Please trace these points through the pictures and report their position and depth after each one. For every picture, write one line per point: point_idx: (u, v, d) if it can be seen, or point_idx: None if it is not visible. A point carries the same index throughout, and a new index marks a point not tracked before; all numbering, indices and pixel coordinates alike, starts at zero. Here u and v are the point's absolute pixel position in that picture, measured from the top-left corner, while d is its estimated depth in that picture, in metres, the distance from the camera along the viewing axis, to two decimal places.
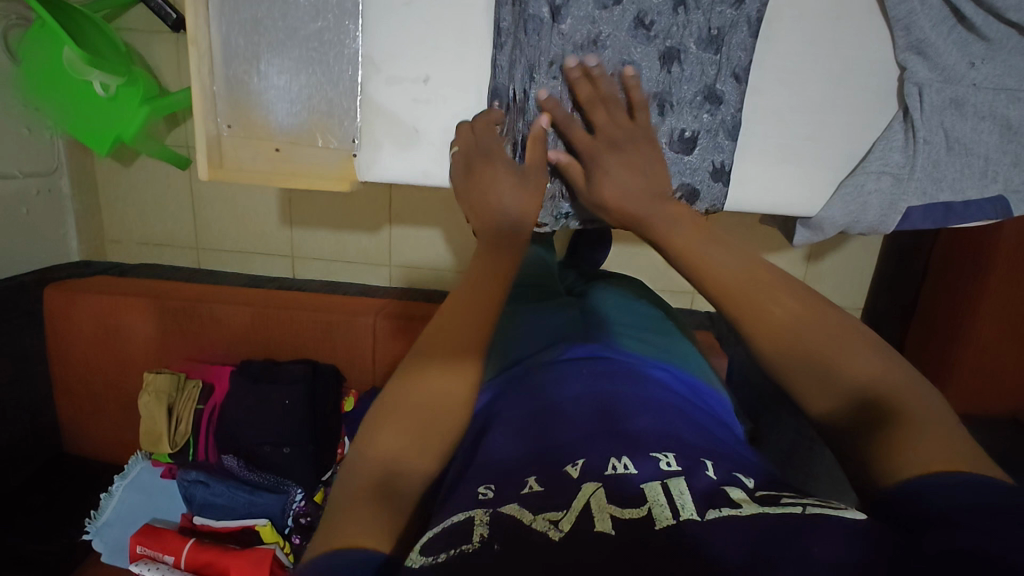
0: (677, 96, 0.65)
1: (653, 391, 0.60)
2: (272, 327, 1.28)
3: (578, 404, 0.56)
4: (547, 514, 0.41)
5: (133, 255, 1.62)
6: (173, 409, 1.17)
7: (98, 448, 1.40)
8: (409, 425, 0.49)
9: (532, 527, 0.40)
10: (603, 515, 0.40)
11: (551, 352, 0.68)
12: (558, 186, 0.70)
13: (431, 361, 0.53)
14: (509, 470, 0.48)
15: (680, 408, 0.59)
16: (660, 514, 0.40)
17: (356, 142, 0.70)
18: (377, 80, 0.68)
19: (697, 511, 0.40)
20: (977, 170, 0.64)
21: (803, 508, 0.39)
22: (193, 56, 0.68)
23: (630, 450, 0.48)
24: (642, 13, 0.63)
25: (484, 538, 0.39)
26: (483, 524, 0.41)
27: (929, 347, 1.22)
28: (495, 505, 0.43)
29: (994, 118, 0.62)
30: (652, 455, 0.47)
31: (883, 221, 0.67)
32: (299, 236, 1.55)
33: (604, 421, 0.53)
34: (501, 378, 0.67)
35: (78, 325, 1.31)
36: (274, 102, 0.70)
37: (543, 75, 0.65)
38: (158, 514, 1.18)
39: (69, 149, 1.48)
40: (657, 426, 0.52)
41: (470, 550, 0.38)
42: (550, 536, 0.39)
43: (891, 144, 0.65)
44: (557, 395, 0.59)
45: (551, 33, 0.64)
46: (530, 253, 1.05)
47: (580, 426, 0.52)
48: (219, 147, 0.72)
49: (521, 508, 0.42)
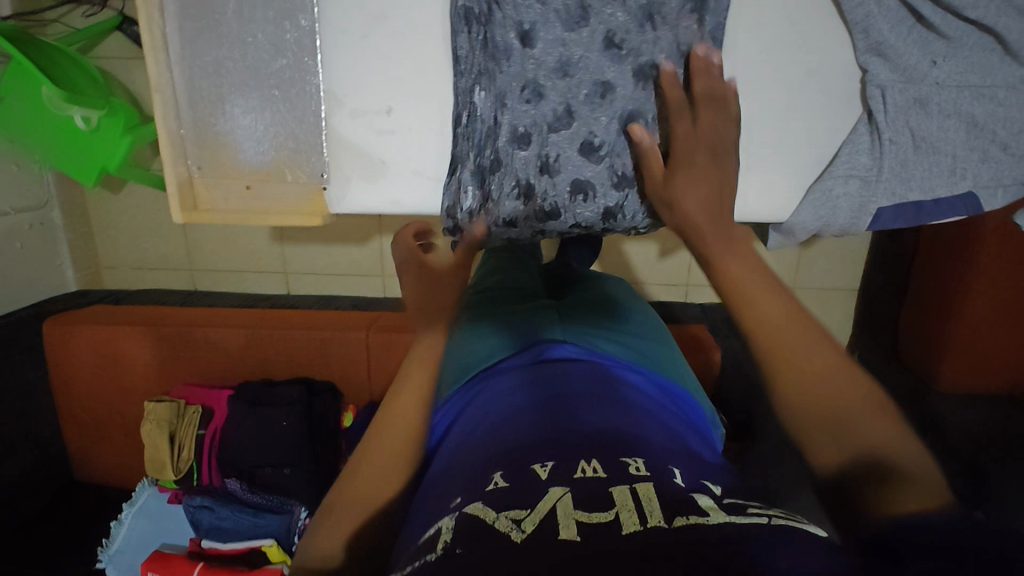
0: (652, 114, 0.65)
1: (629, 398, 0.62)
2: (265, 348, 1.30)
3: (565, 403, 0.58)
4: (510, 513, 0.43)
5: (128, 281, 1.64)
6: (175, 437, 1.18)
7: (105, 477, 1.41)
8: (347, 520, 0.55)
9: (494, 526, 0.42)
10: (568, 522, 0.41)
11: (529, 352, 0.71)
12: (532, 209, 0.70)
13: (370, 455, 0.59)
14: (476, 477, 0.50)
15: (656, 415, 0.61)
16: (628, 520, 0.41)
17: (326, 176, 0.71)
18: (340, 114, 0.69)
19: (665, 518, 0.41)
20: (945, 168, 0.64)
21: (768, 518, 0.41)
22: (157, 104, 0.69)
23: (600, 453, 0.50)
24: (611, 31, 0.63)
25: (445, 546, 0.41)
26: (449, 529, 0.43)
27: (927, 327, 1.23)
28: (461, 507, 0.46)
29: (959, 115, 0.62)
30: (622, 460, 0.49)
31: (854, 223, 0.67)
32: (291, 252, 1.57)
33: (578, 423, 0.55)
34: (479, 385, 0.69)
35: (78, 356, 1.32)
36: (241, 141, 0.70)
37: (515, 100, 0.66)
38: (166, 539, 1.20)
39: (58, 182, 1.49)
40: (630, 432, 0.54)
41: (432, 558, 0.41)
42: (512, 537, 0.41)
43: (857, 148, 0.65)
44: (533, 398, 0.61)
45: (522, 58, 0.64)
46: (507, 258, 1.05)
47: (553, 427, 0.54)
48: (192, 190, 0.73)
49: (487, 506, 0.44)
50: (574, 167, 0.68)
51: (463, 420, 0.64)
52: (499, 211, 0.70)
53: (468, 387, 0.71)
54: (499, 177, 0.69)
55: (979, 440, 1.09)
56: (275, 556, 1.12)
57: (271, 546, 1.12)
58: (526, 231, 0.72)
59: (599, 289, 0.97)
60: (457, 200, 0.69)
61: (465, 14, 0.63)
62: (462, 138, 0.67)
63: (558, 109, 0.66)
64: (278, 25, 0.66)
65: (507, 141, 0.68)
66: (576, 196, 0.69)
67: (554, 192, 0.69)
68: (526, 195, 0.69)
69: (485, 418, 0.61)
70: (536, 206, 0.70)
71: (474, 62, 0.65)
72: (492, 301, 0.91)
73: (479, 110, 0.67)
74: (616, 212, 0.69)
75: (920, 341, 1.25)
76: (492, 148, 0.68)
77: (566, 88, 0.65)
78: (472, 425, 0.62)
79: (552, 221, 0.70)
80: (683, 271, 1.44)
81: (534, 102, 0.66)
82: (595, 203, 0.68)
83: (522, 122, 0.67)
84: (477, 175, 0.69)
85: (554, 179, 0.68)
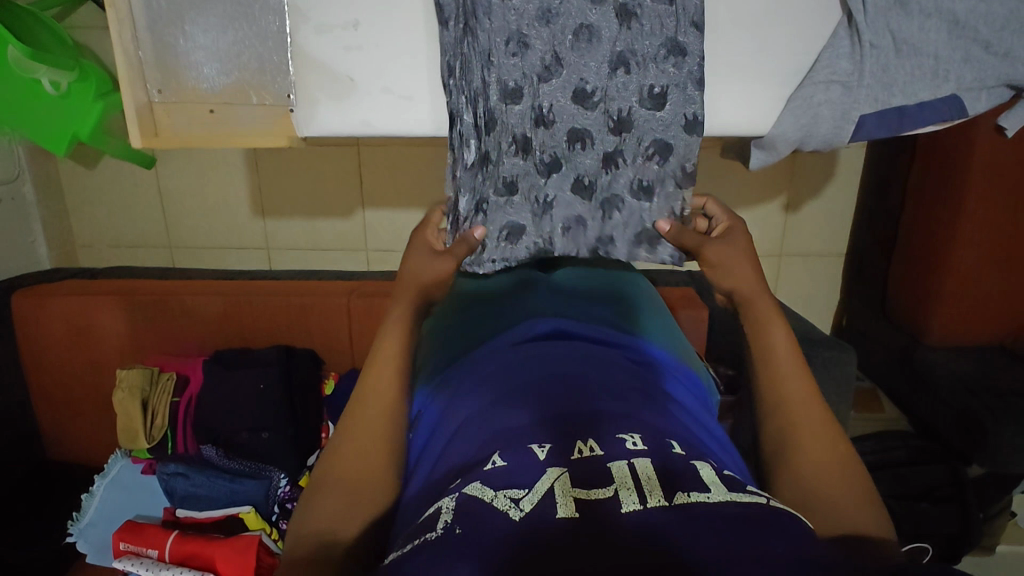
0: (640, 53, 0.67)
1: (622, 372, 0.59)
2: (244, 316, 1.27)
3: (547, 379, 0.56)
4: (509, 492, 0.40)
5: (105, 260, 1.60)
6: (148, 404, 1.15)
7: (78, 454, 1.37)
8: (338, 503, 0.54)
9: (492, 504, 0.39)
10: (566, 499, 0.40)
11: (511, 334, 0.70)
12: (531, 163, 0.72)
13: (346, 438, 0.57)
14: (470, 462, 0.47)
15: (643, 384, 0.58)
16: (627, 497, 0.39)
17: (293, 98, 0.69)
18: (305, 30, 0.66)
19: (665, 496, 0.40)
20: (929, 70, 0.62)
21: (767, 499, 0.41)
22: (112, 19, 0.67)
23: (597, 431, 0.47)
24: None
25: (446, 526, 0.39)
26: (449, 511, 0.40)
27: (913, 278, 1.21)
28: (460, 488, 0.42)
29: (940, 14, 0.61)
30: (619, 435, 0.46)
31: (837, 134, 0.65)
32: (274, 226, 1.53)
33: (566, 399, 0.52)
34: (447, 387, 0.64)
35: (49, 329, 1.28)
36: (200, 62, 0.69)
37: (501, 56, 0.67)
38: (141, 510, 1.15)
39: (31, 155, 1.45)
40: (617, 407, 0.50)
41: (433, 538, 0.38)
42: (510, 516, 0.39)
43: (837, 52, 0.63)
44: (512, 381, 0.57)
45: (503, 11, 0.66)
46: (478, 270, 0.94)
47: (542, 408, 0.51)
48: (152, 115, 0.71)
49: (484, 485, 0.41)
50: (570, 117, 0.70)
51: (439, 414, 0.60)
52: (500, 170, 0.72)
53: (428, 392, 0.66)
54: (496, 135, 0.70)
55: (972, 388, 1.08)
56: (252, 522, 1.08)
57: (248, 513, 1.08)
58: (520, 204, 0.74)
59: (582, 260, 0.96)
60: (459, 154, 0.68)
61: None
62: (455, 89, 0.66)
63: (546, 58, 0.68)
64: None
65: (499, 97, 0.69)
66: (575, 145, 0.72)
67: (552, 142, 0.71)
68: (524, 149, 0.71)
69: (471, 393, 0.58)
70: (536, 158, 0.72)
71: (460, 13, 0.64)
72: (467, 279, 0.89)
73: (468, 63, 0.67)
74: (608, 243, 0.75)
75: (908, 295, 1.23)
76: (483, 108, 0.68)
77: (550, 35, 0.67)
78: (446, 418, 0.57)
79: (554, 173, 0.73)
80: None
81: (519, 54, 0.67)
82: (594, 152, 0.72)
83: (512, 77, 0.68)
84: (477, 129, 0.68)
85: (551, 131, 0.71)
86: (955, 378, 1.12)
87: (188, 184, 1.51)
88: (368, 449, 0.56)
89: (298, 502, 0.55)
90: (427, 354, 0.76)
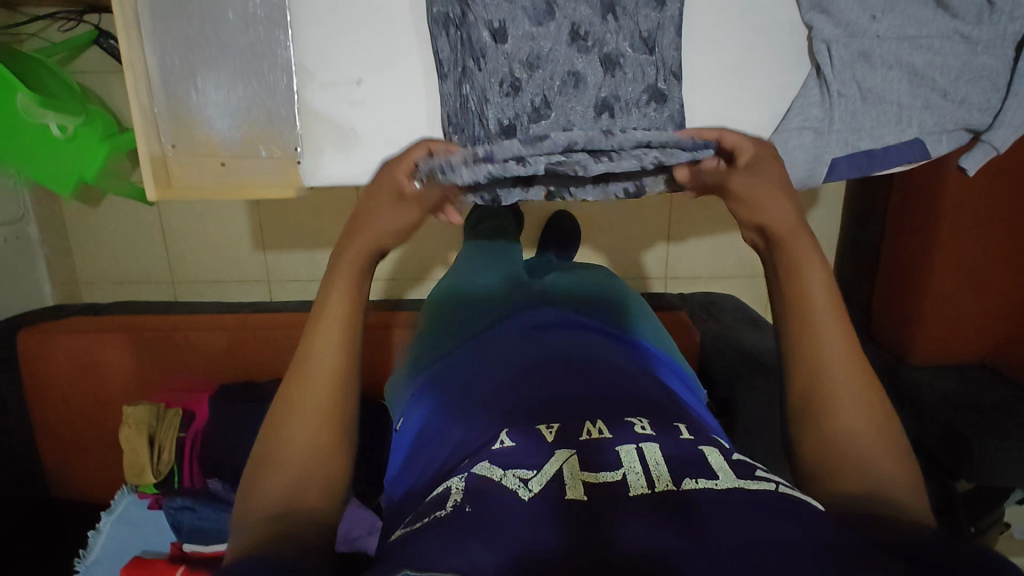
0: (624, 98, 0.72)
1: (612, 361, 0.65)
2: (248, 349, 1.30)
3: (553, 369, 0.63)
4: (517, 472, 0.44)
5: (108, 295, 1.63)
6: (155, 440, 1.17)
7: (84, 490, 1.38)
8: (288, 470, 0.48)
9: (500, 482, 0.43)
10: (574, 483, 0.43)
11: (519, 322, 0.76)
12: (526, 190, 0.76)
13: (294, 392, 0.50)
14: (480, 441, 0.52)
15: (637, 370, 0.66)
16: (635, 483, 0.43)
17: (299, 151, 0.76)
18: (312, 86, 0.73)
19: (673, 481, 0.43)
20: (893, 116, 0.69)
21: (778, 486, 0.43)
22: (130, 80, 0.71)
23: (604, 416, 0.53)
24: (576, 24, 0.70)
25: (455, 504, 0.41)
26: (460, 490, 0.43)
27: (894, 305, 1.27)
28: (469, 467, 0.46)
29: (901, 66, 0.68)
30: (627, 420, 0.52)
31: (811, 175, 0.71)
32: (274, 259, 1.57)
33: (570, 390, 0.58)
34: (441, 389, 0.67)
35: (55, 367, 1.30)
36: (213, 118, 0.74)
37: (495, 96, 0.72)
38: (148, 545, 1.16)
39: (35, 196, 1.47)
40: (616, 398, 0.57)
41: (443, 516, 0.40)
42: (520, 495, 0.42)
43: (808, 101, 0.71)
44: (522, 371, 0.64)
45: (496, 55, 0.71)
46: (453, 270, 1.01)
47: (544, 395, 0.58)
48: (166, 168, 0.76)
49: (492, 465, 0.45)
50: None
51: (441, 407, 0.63)
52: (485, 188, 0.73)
53: (430, 386, 0.70)
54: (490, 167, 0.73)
55: (955, 405, 1.11)
56: None
57: None
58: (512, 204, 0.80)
59: (573, 268, 1.03)
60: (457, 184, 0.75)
61: (444, 20, 0.70)
62: (456, 133, 0.74)
63: (536, 101, 0.72)
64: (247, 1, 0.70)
65: (495, 133, 0.73)
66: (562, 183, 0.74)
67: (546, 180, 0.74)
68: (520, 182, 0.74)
69: (486, 377, 0.65)
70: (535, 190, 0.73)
71: (456, 61, 0.72)
72: (458, 289, 0.93)
73: (467, 103, 0.73)
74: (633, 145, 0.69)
75: (892, 315, 1.28)
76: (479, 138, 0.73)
77: (542, 83, 0.71)
78: (440, 412, 0.63)
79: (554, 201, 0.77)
80: (662, 265, 1.52)
81: (512, 96, 0.72)
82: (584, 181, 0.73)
83: (506, 115, 0.72)
84: None
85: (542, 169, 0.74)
86: (939, 397, 1.14)
87: (191, 220, 1.55)
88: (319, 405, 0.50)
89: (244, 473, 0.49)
90: (421, 360, 0.80)
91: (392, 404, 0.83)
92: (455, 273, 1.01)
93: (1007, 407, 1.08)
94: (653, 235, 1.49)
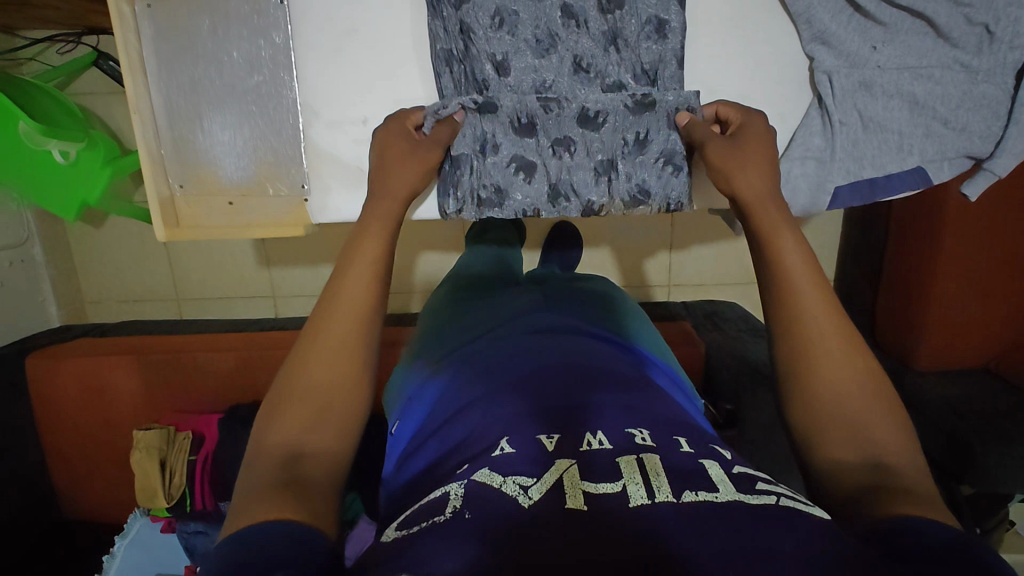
0: None
1: (613, 363, 0.65)
2: (256, 369, 1.31)
3: (554, 366, 0.62)
4: (517, 479, 0.44)
5: (113, 314, 1.63)
6: (166, 463, 1.18)
7: (96, 511, 1.40)
8: (304, 411, 0.51)
9: (501, 490, 0.43)
10: (574, 491, 0.43)
11: (520, 326, 0.76)
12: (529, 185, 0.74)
13: (312, 349, 0.54)
14: (488, 437, 0.52)
15: (636, 372, 0.66)
16: (635, 493, 0.42)
17: (306, 188, 0.77)
18: (318, 125, 0.75)
19: (673, 492, 0.42)
20: (893, 145, 0.72)
21: (777, 498, 0.43)
22: (137, 123, 0.72)
23: (602, 425, 0.52)
24: (578, 56, 0.72)
25: (454, 510, 0.42)
26: (458, 496, 0.44)
27: (896, 311, 1.28)
28: (469, 474, 0.46)
29: (901, 96, 0.70)
30: (627, 431, 0.51)
31: (815, 202, 0.73)
32: (279, 276, 1.58)
33: (571, 389, 0.58)
34: (452, 368, 0.70)
35: (64, 391, 1.31)
36: (222, 157, 0.75)
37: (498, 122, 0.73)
38: (164, 569, 1.19)
39: (38, 219, 1.47)
40: (620, 400, 0.56)
41: (441, 521, 0.41)
42: (520, 502, 0.42)
43: (810, 130, 0.74)
44: (528, 363, 0.64)
45: (499, 87, 0.72)
46: (451, 278, 1.02)
47: (544, 396, 0.57)
48: (174, 208, 0.78)
49: (493, 472, 0.45)
50: (557, 169, 0.74)
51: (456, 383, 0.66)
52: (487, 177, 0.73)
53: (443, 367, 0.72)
54: (493, 159, 0.73)
55: (960, 411, 1.12)
56: None
57: None
58: (515, 206, 0.74)
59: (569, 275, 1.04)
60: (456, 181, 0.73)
61: (450, 56, 0.72)
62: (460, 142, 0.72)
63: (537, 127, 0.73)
64: (253, 42, 0.72)
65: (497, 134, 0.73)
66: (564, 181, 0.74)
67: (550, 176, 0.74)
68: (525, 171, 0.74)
69: (494, 362, 0.67)
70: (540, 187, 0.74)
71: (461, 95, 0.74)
72: (458, 295, 0.94)
73: None
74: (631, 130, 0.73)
75: (894, 321, 1.29)
76: (481, 132, 0.72)
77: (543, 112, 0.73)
78: (454, 386, 0.66)
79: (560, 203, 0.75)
80: (665, 273, 1.53)
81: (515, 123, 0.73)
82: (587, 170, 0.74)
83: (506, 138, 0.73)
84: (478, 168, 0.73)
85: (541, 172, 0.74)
86: (943, 404, 1.15)
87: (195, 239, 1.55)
88: (341, 356, 0.54)
89: (259, 408, 0.52)
90: (426, 352, 0.82)
91: (389, 393, 0.84)
92: (453, 278, 1.02)
93: (1010, 413, 1.09)
94: (656, 244, 1.50)
